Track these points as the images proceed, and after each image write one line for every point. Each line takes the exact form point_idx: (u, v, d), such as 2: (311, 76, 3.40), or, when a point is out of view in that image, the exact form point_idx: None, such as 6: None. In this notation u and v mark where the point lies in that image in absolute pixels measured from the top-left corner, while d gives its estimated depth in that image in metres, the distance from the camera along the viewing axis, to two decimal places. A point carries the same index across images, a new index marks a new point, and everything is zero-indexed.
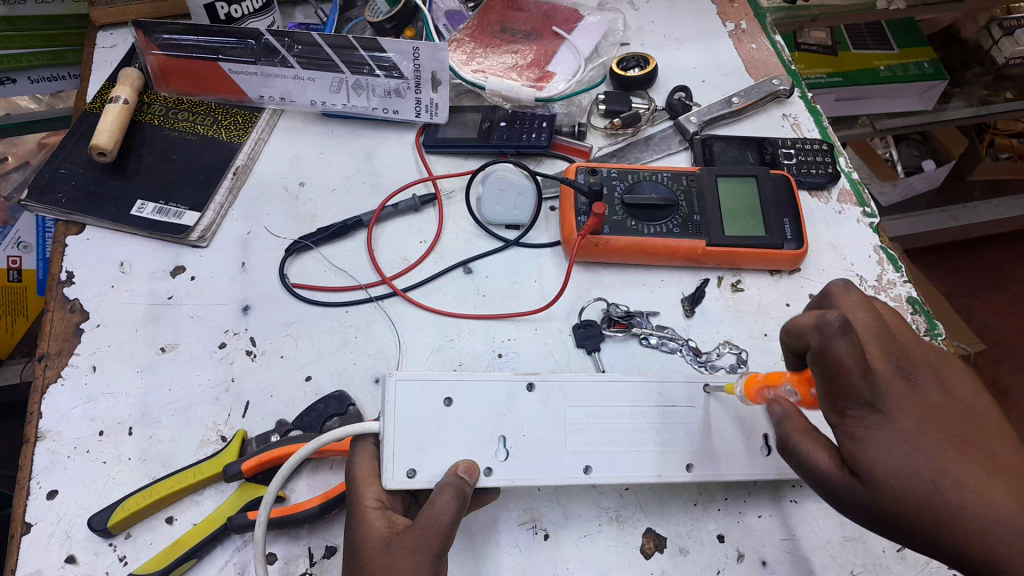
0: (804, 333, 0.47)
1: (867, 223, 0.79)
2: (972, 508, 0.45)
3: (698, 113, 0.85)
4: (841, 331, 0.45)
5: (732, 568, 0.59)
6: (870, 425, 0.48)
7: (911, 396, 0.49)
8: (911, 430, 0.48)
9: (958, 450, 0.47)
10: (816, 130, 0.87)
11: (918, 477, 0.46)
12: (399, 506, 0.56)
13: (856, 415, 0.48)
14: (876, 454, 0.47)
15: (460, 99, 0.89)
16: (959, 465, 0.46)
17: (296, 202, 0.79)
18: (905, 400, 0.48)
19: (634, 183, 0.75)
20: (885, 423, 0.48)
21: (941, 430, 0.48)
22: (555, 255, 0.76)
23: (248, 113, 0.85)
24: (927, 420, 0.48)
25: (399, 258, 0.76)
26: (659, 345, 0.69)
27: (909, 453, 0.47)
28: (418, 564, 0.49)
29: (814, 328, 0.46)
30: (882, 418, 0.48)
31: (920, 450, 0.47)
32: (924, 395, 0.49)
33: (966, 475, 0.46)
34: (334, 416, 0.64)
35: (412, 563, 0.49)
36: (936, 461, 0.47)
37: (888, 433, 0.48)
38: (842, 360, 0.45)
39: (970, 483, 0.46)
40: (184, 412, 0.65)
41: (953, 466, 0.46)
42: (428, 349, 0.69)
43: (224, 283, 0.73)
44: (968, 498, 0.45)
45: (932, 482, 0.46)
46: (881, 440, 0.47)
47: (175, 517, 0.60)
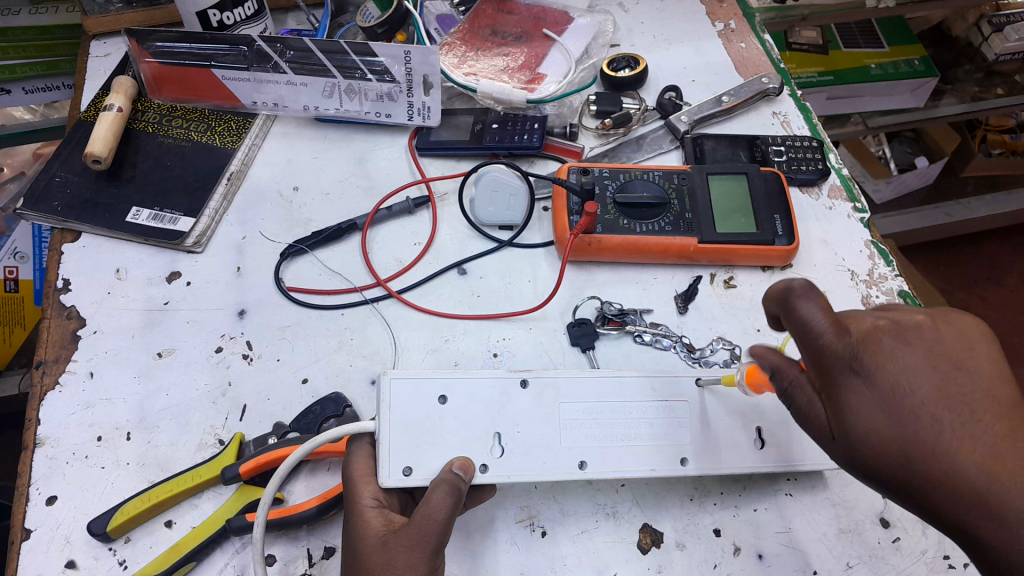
0: (775, 304, 0.52)
1: (858, 218, 0.79)
2: (952, 466, 0.44)
3: (688, 112, 0.85)
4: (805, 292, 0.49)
5: (728, 562, 0.60)
6: (849, 390, 0.47)
7: (893, 358, 0.47)
8: (890, 391, 0.46)
9: (944, 410, 0.45)
10: (806, 127, 0.87)
11: (897, 441, 0.46)
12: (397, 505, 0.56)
13: (835, 380, 0.48)
14: (855, 413, 0.47)
15: (452, 102, 0.89)
16: (942, 424, 0.45)
17: (291, 207, 0.80)
18: (885, 361, 0.47)
19: (625, 182, 0.76)
20: (864, 386, 0.47)
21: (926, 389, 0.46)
22: (548, 255, 0.77)
23: (242, 118, 0.85)
24: (908, 381, 0.46)
25: (394, 260, 0.76)
26: (653, 342, 0.70)
27: (885, 414, 0.46)
28: (415, 561, 0.50)
29: (786, 293, 0.50)
30: (862, 381, 0.47)
31: (897, 413, 0.46)
32: (908, 352, 0.47)
33: (950, 433, 0.45)
34: (332, 418, 0.65)
35: (409, 560, 0.49)
36: (915, 421, 0.45)
37: (872, 397, 0.47)
38: (808, 316, 0.49)
39: (954, 445, 0.44)
40: (182, 416, 0.66)
41: (936, 426, 0.45)
42: (423, 351, 0.70)
43: (220, 288, 0.74)
44: (950, 456, 0.44)
45: (908, 443, 0.45)
46: (863, 404, 0.47)
47: (174, 520, 0.61)
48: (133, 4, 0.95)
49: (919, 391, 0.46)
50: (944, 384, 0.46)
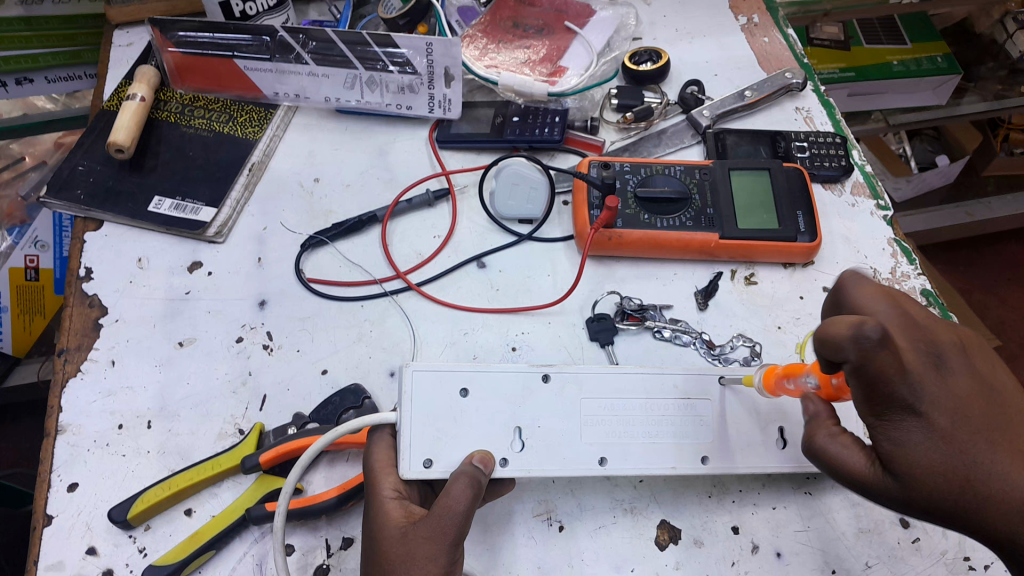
0: (840, 347, 0.46)
1: (881, 216, 0.79)
2: (1009, 490, 0.46)
3: (711, 106, 0.85)
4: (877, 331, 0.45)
5: (746, 559, 0.59)
6: (904, 426, 0.48)
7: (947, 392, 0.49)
8: (947, 425, 0.48)
9: (992, 439, 0.48)
10: (829, 123, 0.87)
11: (957, 469, 0.47)
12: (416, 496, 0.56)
13: (892, 413, 0.49)
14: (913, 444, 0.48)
15: (473, 95, 0.89)
16: (994, 450, 0.47)
17: (311, 198, 0.80)
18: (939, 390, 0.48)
19: (647, 177, 0.75)
20: (924, 416, 0.48)
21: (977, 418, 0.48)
22: (568, 250, 0.76)
23: (263, 109, 0.85)
24: (964, 414, 0.48)
25: (413, 253, 0.76)
26: (673, 338, 0.70)
27: (943, 444, 0.48)
28: (434, 554, 0.49)
29: (854, 336, 0.45)
30: (920, 415, 0.48)
31: (955, 444, 0.48)
32: (958, 379, 0.49)
33: (1001, 460, 0.47)
34: (351, 409, 0.65)
35: (428, 553, 0.49)
36: (971, 450, 0.47)
37: (926, 432, 0.48)
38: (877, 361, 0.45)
39: (1009, 472, 0.47)
40: (202, 405, 0.66)
41: (988, 454, 0.47)
42: (442, 344, 0.70)
43: (241, 278, 0.74)
44: (1005, 481, 0.47)
45: (967, 472, 0.47)
46: (917, 439, 0.48)
47: (193, 509, 0.61)
48: None
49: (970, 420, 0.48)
50: (994, 416, 0.49)
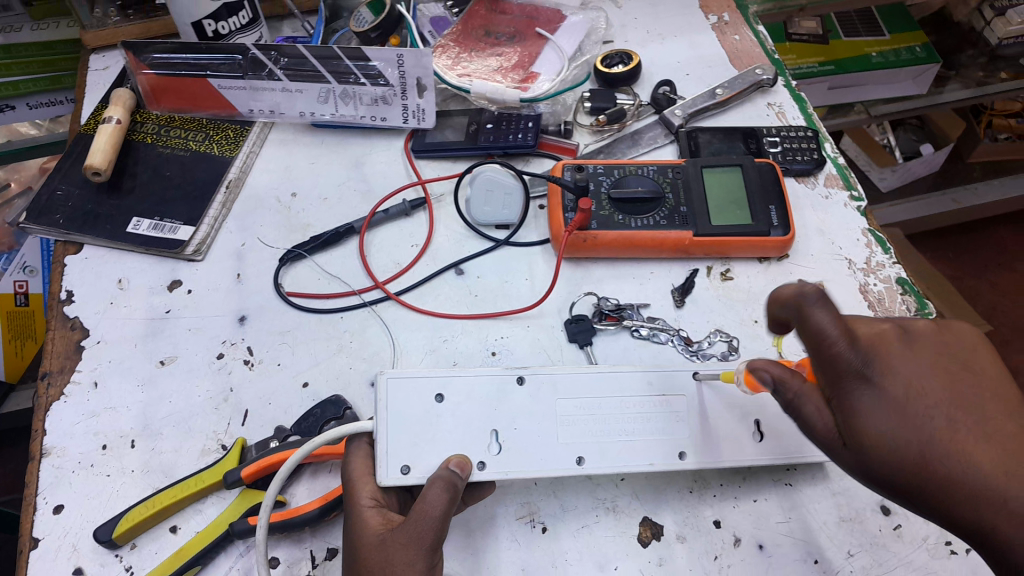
0: (786, 306, 0.52)
1: (855, 207, 0.79)
2: (964, 470, 0.45)
3: (683, 106, 0.86)
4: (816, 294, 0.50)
5: (729, 553, 0.60)
6: (859, 395, 0.48)
7: (905, 365, 0.49)
8: (902, 397, 0.48)
9: (954, 417, 0.47)
10: (801, 117, 0.87)
11: (911, 446, 0.47)
12: (395, 503, 0.56)
13: (846, 385, 0.49)
14: (868, 417, 0.48)
15: (447, 103, 0.89)
16: (953, 430, 0.46)
17: (289, 212, 0.80)
18: (893, 367, 0.49)
19: (620, 178, 0.76)
20: (877, 390, 0.48)
21: (936, 397, 0.48)
22: (544, 253, 0.77)
23: (238, 127, 0.86)
24: (923, 387, 0.48)
25: (391, 262, 0.77)
26: (650, 336, 0.70)
27: (897, 417, 0.47)
28: (412, 560, 0.50)
29: (796, 299, 0.50)
30: (875, 389, 0.48)
31: (910, 422, 0.47)
32: (917, 359, 0.49)
33: (960, 438, 0.46)
34: (332, 420, 0.65)
35: (406, 559, 0.50)
36: (928, 427, 0.47)
37: (880, 403, 0.48)
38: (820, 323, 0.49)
39: (967, 451, 0.46)
40: (185, 422, 0.67)
41: (947, 431, 0.47)
42: (422, 351, 0.70)
43: (221, 294, 0.74)
44: (961, 461, 0.46)
45: (923, 449, 0.47)
46: (870, 409, 0.48)
47: (179, 526, 0.62)
48: (130, 17, 0.96)
49: (929, 399, 0.48)
50: (958, 393, 0.48)
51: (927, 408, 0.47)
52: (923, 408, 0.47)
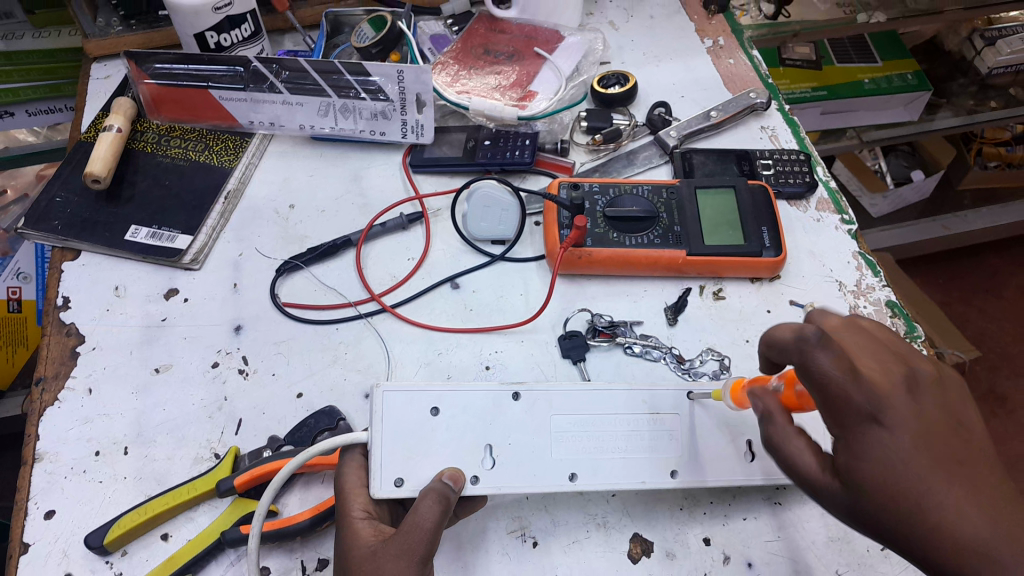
0: (787, 349, 0.52)
1: (846, 230, 0.80)
2: (956, 522, 0.45)
3: (678, 127, 0.87)
4: (826, 317, 0.54)
5: (718, 571, 0.60)
6: (865, 436, 0.48)
7: (915, 412, 0.48)
8: (905, 443, 0.47)
9: (950, 470, 0.46)
10: (793, 141, 0.89)
11: (907, 493, 0.46)
12: (387, 515, 0.56)
13: (856, 428, 0.48)
14: (870, 463, 0.47)
15: (446, 119, 0.90)
16: (951, 486, 0.46)
17: (286, 224, 0.81)
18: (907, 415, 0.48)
19: (615, 197, 0.77)
20: (885, 434, 0.47)
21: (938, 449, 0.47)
22: (540, 269, 0.78)
23: (238, 138, 0.87)
24: (924, 435, 0.47)
25: (388, 275, 0.77)
26: (643, 353, 0.71)
27: (897, 465, 0.47)
28: (402, 572, 0.50)
29: (817, 320, 0.54)
30: (883, 432, 0.47)
31: (914, 473, 0.46)
32: (927, 412, 0.48)
33: (954, 493, 0.45)
34: (325, 431, 0.65)
35: (397, 569, 0.49)
36: (927, 480, 0.46)
37: (884, 450, 0.47)
38: (823, 367, 0.48)
39: (963, 508, 0.45)
40: (179, 430, 0.67)
41: (943, 485, 0.46)
42: (416, 364, 0.70)
43: (216, 304, 0.75)
44: (956, 518, 0.45)
45: (918, 499, 0.46)
46: (870, 451, 0.48)
47: (170, 533, 0.62)
48: (133, 27, 0.96)
49: (931, 450, 0.47)
50: (956, 449, 0.47)
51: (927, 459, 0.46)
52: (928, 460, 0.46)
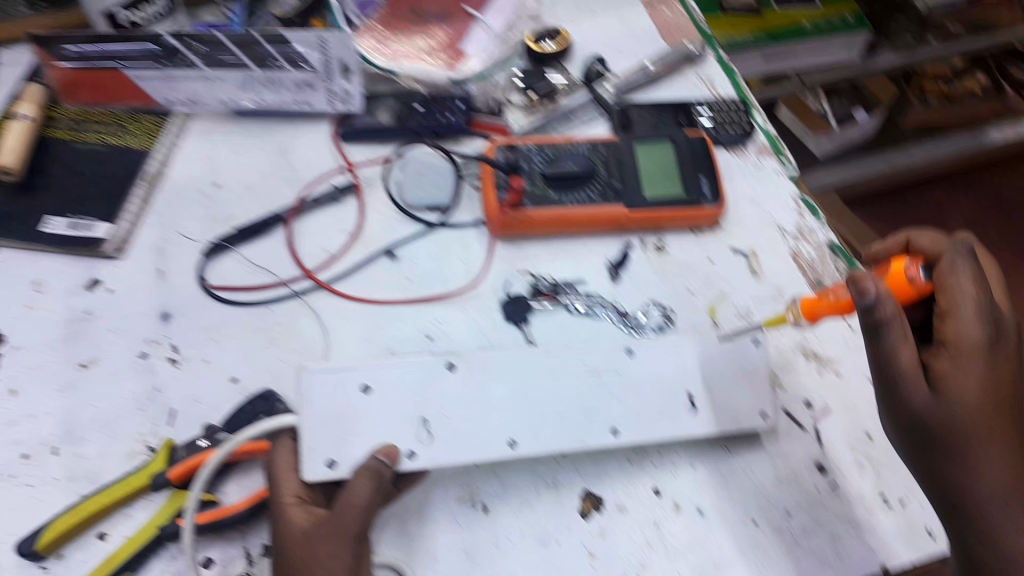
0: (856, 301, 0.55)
1: (786, 174, 0.81)
2: (983, 460, 0.54)
3: (615, 82, 0.85)
4: (963, 253, 0.57)
5: (670, 520, 0.59)
6: (956, 394, 0.55)
7: (964, 397, 0.54)
8: (960, 410, 0.54)
9: (1003, 450, 0.54)
10: (730, 87, 0.88)
11: (967, 473, 0.54)
12: (322, 498, 0.54)
13: (914, 387, 0.55)
14: (959, 401, 0.54)
15: (375, 86, 0.85)
16: (1004, 467, 0.54)
17: (212, 204, 0.78)
18: (962, 391, 0.55)
19: (553, 156, 0.74)
20: (956, 407, 0.55)
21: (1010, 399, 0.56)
22: (479, 234, 0.76)
23: (157, 120, 0.83)
24: (995, 421, 0.55)
25: (320, 249, 0.74)
26: (587, 312, 0.70)
27: (983, 403, 0.54)
28: (338, 553, 0.49)
29: (942, 253, 0.59)
30: (946, 403, 0.55)
31: (975, 416, 0.54)
32: (969, 396, 0.54)
33: (1003, 475, 0.54)
34: (262, 415, 0.64)
35: (332, 552, 0.49)
36: (985, 466, 0.54)
37: (930, 409, 0.55)
38: (960, 280, 0.56)
39: (1005, 494, 0.54)
40: (110, 426, 0.64)
41: (1001, 464, 0.54)
42: (356, 339, 0.68)
43: (143, 293, 0.72)
44: (992, 500, 0.54)
45: (976, 480, 0.54)
46: (959, 407, 0.54)
47: (107, 532, 0.59)
48: (40, 8, 0.91)
49: (998, 431, 0.55)
50: (983, 433, 0.54)
51: (1001, 403, 0.55)
52: (989, 404, 0.55)
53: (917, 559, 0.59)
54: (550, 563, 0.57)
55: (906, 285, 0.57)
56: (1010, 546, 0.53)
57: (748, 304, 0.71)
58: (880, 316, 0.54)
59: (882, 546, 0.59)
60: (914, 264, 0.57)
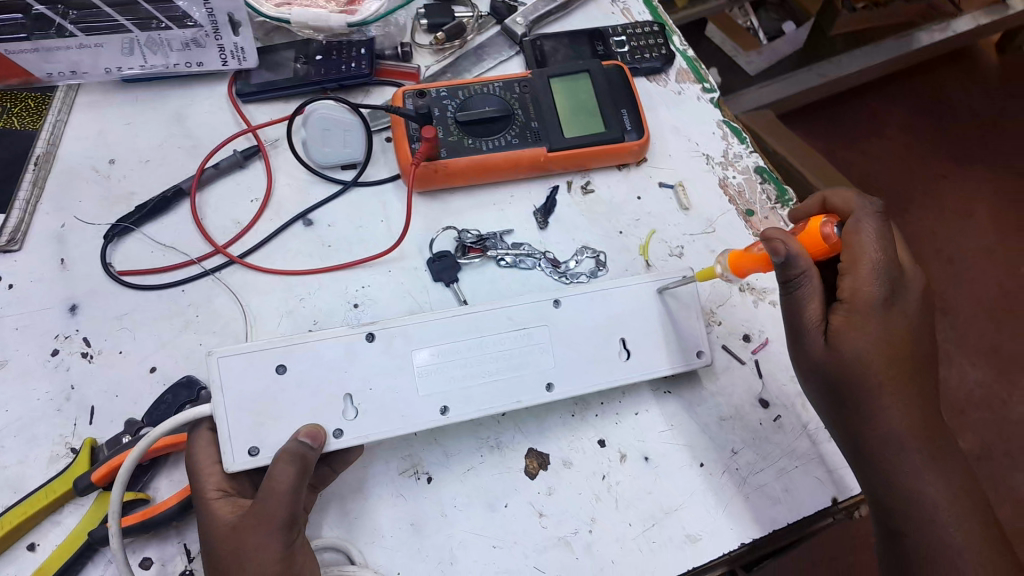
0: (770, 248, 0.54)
1: (708, 99, 0.79)
2: (890, 409, 0.54)
3: (524, 13, 0.81)
4: (869, 214, 0.56)
5: (616, 470, 0.59)
6: (858, 350, 0.54)
7: (871, 354, 0.54)
8: (862, 367, 0.54)
9: (909, 413, 0.54)
10: (646, 13, 0.86)
11: (878, 430, 0.54)
12: (248, 488, 0.53)
13: (822, 341, 0.55)
14: (855, 352, 0.54)
15: (270, 37, 0.81)
16: (909, 428, 0.54)
17: (110, 183, 0.72)
18: (866, 349, 0.54)
19: (465, 100, 0.70)
20: (862, 365, 0.54)
21: (913, 350, 0.55)
22: (398, 189, 0.73)
23: (39, 95, 0.76)
24: (896, 380, 0.54)
25: (231, 221, 0.70)
26: (516, 263, 0.68)
27: (881, 351, 0.54)
28: (265, 541, 0.47)
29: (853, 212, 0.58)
30: (849, 360, 0.54)
31: (873, 365, 0.54)
32: (872, 355, 0.54)
33: (912, 438, 0.54)
34: (187, 404, 0.61)
35: (258, 540, 0.47)
36: (892, 425, 0.54)
37: (833, 365, 0.55)
38: (865, 237, 0.55)
39: (915, 455, 0.53)
40: (26, 431, 0.60)
41: (904, 427, 0.54)
42: (279, 314, 0.65)
43: (45, 285, 0.67)
44: (908, 462, 0.53)
45: (885, 440, 0.54)
46: (861, 365, 0.54)
47: (37, 542, 0.57)
48: None
49: (898, 393, 0.54)
50: (890, 393, 0.54)
51: (903, 354, 0.55)
52: (891, 354, 0.54)
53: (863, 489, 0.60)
54: (502, 528, 0.56)
55: (822, 244, 0.53)
56: (920, 492, 0.53)
57: (677, 238, 0.71)
58: (797, 271, 0.53)
59: (834, 481, 0.60)
60: (831, 222, 0.54)
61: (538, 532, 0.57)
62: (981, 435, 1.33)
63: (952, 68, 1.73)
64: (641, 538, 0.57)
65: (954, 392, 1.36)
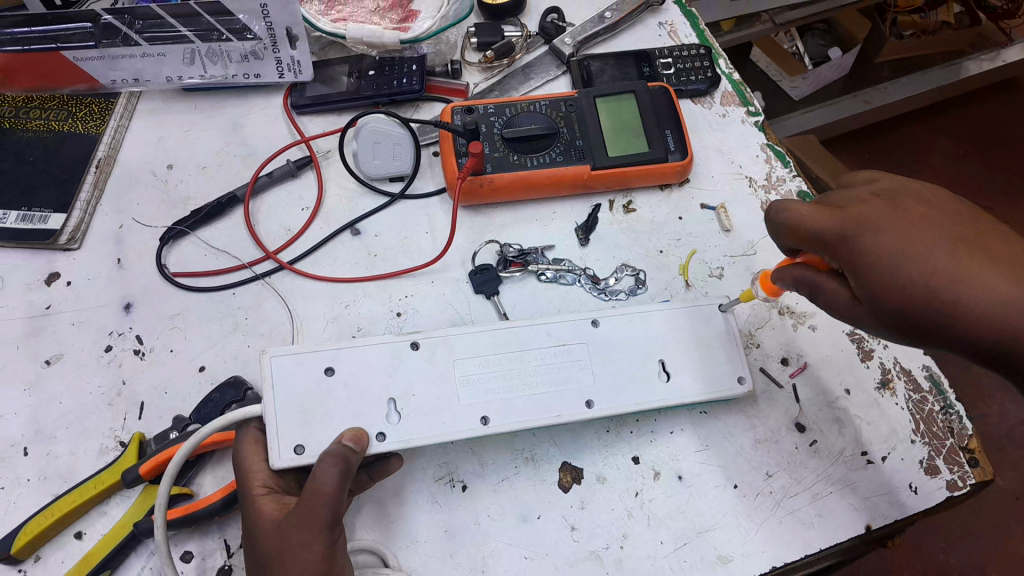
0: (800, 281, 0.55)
1: (752, 123, 0.79)
2: (972, 305, 0.44)
3: (572, 33, 0.82)
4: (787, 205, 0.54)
5: (650, 487, 0.60)
6: (892, 268, 0.46)
7: (901, 255, 0.46)
8: (905, 277, 0.46)
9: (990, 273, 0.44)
10: (692, 35, 0.87)
11: (978, 315, 0.43)
12: (293, 485, 0.55)
13: (866, 295, 0.49)
14: (885, 281, 0.47)
15: (325, 52, 0.84)
16: (1000, 286, 0.43)
17: (166, 187, 0.75)
18: (891, 260, 0.46)
19: (512, 117, 0.71)
20: (902, 267, 0.46)
21: (968, 232, 0.46)
22: (443, 203, 0.74)
23: (103, 101, 0.79)
24: (953, 252, 0.45)
25: (282, 228, 0.73)
26: (556, 279, 0.69)
27: (910, 268, 0.46)
28: (310, 540, 0.48)
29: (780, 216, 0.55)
30: (892, 287, 0.47)
31: (919, 262, 0.45)
32: (905, 259, 0.46)
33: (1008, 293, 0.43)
34: (233, 403, 0.62)
35: (303, 539, 0.48)
36: (988, 298, 0.43)
37: (886, 302, 0.47)
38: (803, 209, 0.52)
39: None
40: (78, 423, 0.63)
41: (998, 288, 0.43)
42: (324, 320, 0.67)
43: (102, 283, 0.69)
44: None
45: (997, 318, 0.43)
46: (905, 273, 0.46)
47: (84, 531, 0.59)
48: None
49: (967, 264, 0.44)
50: (954, 272, 0.44)
51: (952, 243, 0.45)
52: (935, 251, 0.45)
53: (900, 516, 0.60)
54: (534, 539, 0.57)
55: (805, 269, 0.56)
56: None
57: (717, 260, 0.71)
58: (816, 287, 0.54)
59: (870, 509, 0.60)
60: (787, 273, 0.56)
61: (568, 546, 0.57)
62: (1019, 474, 1.28)
63: (1003, 97, 1.71)
64: (672, 557, 0.57)
65: (994, 429, 1.32)
